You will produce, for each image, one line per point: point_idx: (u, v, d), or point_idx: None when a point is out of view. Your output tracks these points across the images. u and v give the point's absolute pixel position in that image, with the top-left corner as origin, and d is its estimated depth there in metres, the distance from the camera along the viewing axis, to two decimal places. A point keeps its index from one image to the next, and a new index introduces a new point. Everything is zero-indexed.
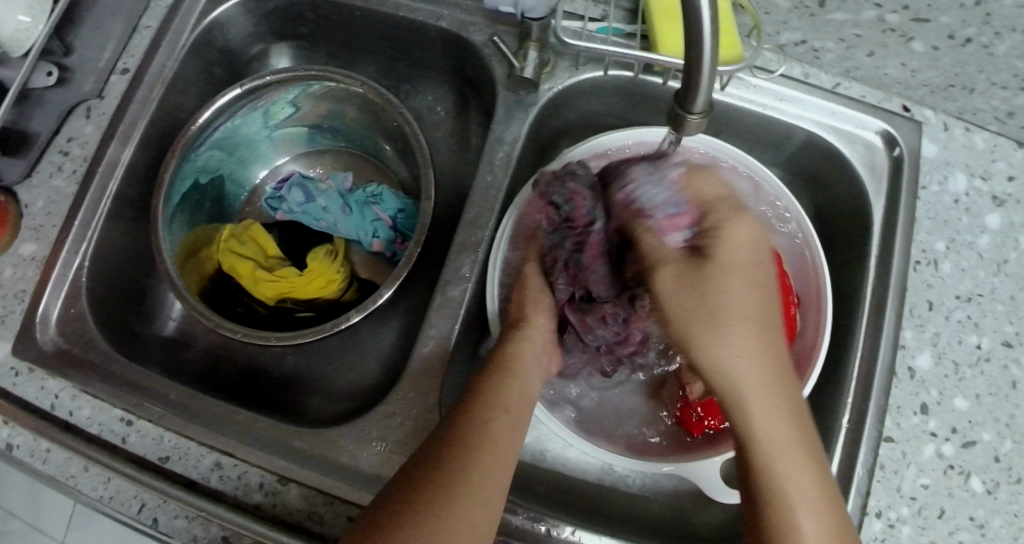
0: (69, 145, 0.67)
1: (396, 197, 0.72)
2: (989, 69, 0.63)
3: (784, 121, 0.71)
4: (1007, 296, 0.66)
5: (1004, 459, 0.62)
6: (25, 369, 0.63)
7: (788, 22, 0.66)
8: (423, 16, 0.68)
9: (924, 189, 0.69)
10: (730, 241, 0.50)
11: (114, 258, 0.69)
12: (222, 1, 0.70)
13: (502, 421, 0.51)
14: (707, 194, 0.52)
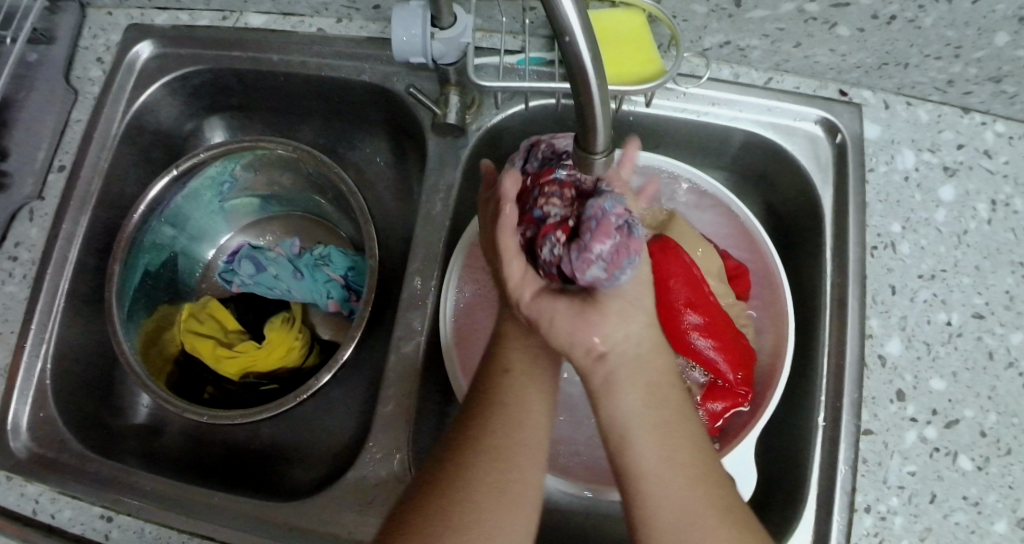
0: (16, 249, 0.68)
1: (344, 256, 0.73)
2: (919, 43, 0.62)
3: (721, 125, 0.70)
4: (971, 267, 0.66)
5: (990, 433, 0.62)
6: (3, 478, 0.63)
7: (707, 27, 0.65)
8: (346, 72, 0.68)
9: (872, 171, 0.68)
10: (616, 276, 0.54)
11: (77, 356, 0.69)
12: (147, 86, 0.71)
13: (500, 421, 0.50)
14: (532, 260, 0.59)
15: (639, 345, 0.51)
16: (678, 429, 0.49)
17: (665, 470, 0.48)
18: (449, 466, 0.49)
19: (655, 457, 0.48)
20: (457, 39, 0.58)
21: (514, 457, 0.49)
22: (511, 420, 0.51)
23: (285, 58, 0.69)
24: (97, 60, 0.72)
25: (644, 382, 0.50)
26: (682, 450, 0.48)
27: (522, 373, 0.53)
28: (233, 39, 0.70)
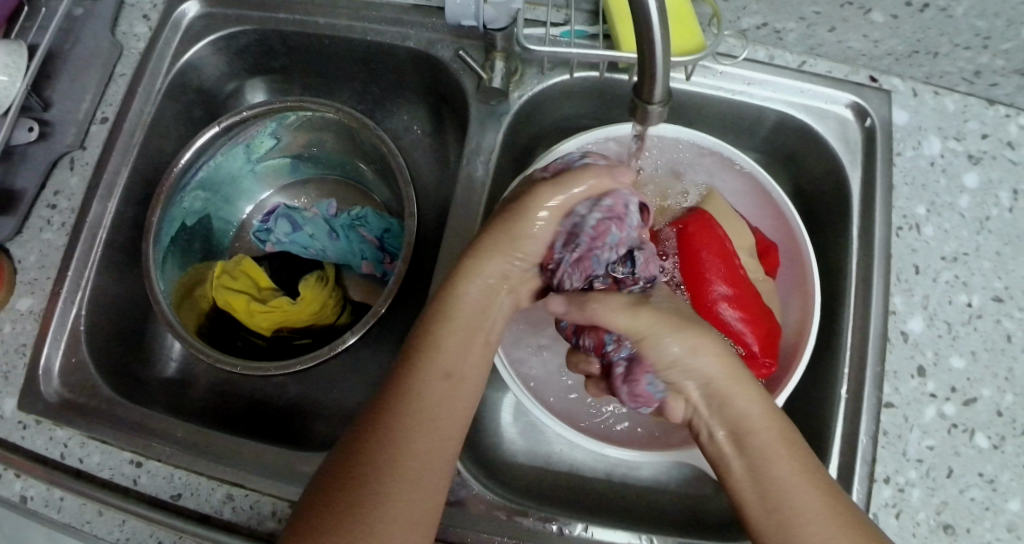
0: (56, 198, 0.69)
1: (380, 218, 0.74)
2: (950, 32, 0.64)
3: (754, 104, 0.72)
4: (992, 252, 0.67)
5: (1006, 413, 0.63)
6: (32, 422, 0.63)
7: (747, 8, 0.67)
8: (390, 38, 0.70)
9: (899, 155, 0.70)
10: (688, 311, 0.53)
11: (112, 305, 0.70)
12: (192, 43, 0.72)
13: (437, 385, 0.51)
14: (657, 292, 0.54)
15: (727, 386, 0.50)
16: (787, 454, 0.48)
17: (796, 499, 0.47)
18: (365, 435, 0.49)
19: (783, 482, 0.47)
20: (509, 5, 0.59)
21: (426, 449, 0.49)
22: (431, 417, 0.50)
23: (330, 22, 0.71)
24: (143, 17, 0.73)
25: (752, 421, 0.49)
26: (797, 483, 0.47)
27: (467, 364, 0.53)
28: (279, 1, 0.71)
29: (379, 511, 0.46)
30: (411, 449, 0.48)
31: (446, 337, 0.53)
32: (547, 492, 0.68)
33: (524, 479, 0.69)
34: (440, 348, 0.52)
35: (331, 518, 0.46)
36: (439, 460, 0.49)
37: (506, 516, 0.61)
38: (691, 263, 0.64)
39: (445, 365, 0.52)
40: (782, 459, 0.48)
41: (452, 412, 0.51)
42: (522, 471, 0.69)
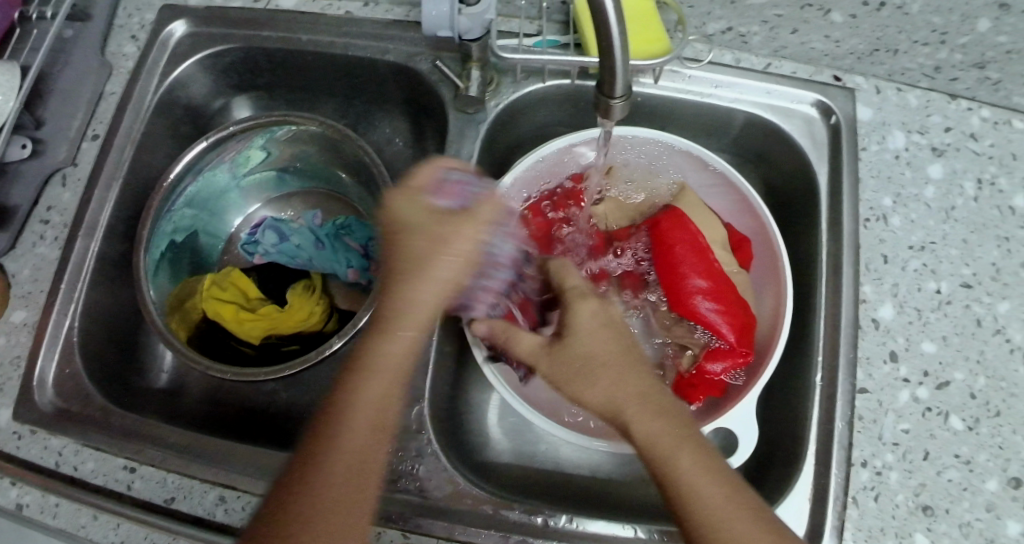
0: (49, 213, 0.71)
1: (364, 227, 0.77)
2: (907, 29, 0.66)
3: (723, 106, 0.75)
4: (959, 240, 0.69)
5: (979, 395, 0.65)
6: (27, 431, 0.64)
7: (711, 13, 0.70)
8: (370, 52, 0.73)
9: (865, 150, 0.72)
10: (597, 333, 0.58)
11: (105, 317, 0.71)
12: (179, 62, 0.75)
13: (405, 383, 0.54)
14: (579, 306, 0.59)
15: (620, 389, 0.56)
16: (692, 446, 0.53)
17: (698, 483, 0.51)
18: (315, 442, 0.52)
19: (691, 469, 0.51)
20: (482, 16, 0.62)
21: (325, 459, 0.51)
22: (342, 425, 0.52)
23: (312, 38, 0.73)
24: (131, 38, 0.76)
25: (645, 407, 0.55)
26: (698, 467, 0.52)
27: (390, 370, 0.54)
28: (263, 19, 0.74)
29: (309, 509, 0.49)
30: (331, 459, 0.51)
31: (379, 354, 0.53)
32: (533, 489, 0.69)
33: (510, 477, 0.70)
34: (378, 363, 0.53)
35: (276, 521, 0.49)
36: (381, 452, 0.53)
37: (493, 510, 0.62)
38: (665, 256, 0.67)
39: (381, 375, 0.53)
40: (694, 451, 0.52)
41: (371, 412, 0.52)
42: (508, 469, 0.71)
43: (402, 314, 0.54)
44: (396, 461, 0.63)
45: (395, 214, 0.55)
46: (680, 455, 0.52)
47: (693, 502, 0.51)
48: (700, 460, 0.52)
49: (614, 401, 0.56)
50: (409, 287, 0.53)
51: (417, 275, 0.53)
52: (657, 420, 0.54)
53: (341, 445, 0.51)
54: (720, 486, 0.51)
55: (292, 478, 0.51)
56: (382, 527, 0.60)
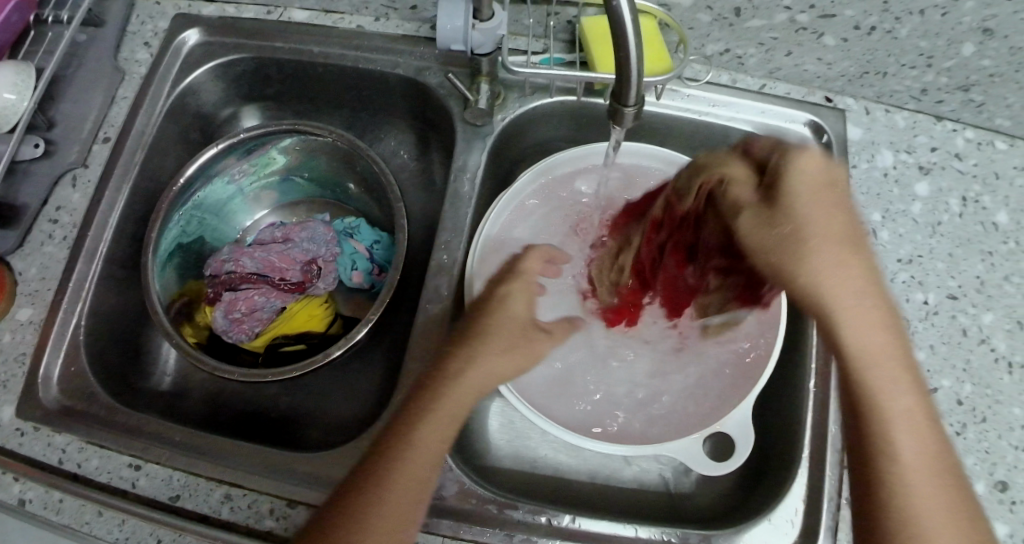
0: (58, 213, 0.71)
1: (372, 230, 0.78)
2: (896, 52, 0.70)
3: (720, 124, 0.77)
4: (945, 254, 0.73)
5: (966, 402, 0.68)
6: (31, 428, 0.64)
7: (710, 35, 0.73)
8: (381, 65, 0.75)
9: (855, 168, 0.75)
10: (802, 181, 0.52)
11: (110, 318, 0.72)
12: (192, 70, 0.76)
13: (443, 425, 0.54)
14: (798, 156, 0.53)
15: (867, 318, 0.52)
16: (901, 375, 0.52)
17: (906, 430, 0.51)
18: (357, 484, 0.53)
19: (901, 412, 0.51)
20: (494, 31, 0.64)
21: (372, 502, 0.52)
22: (388, 477, 0.52)
23: (325, 50, 0.75)
24: (144, 44, 0.77)
25: (870, 325, 0.52)
26: (911, 413, 0.51)
27: (466, 395, 0.55)
28: (277, 31, 0.76)
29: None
30: (401, 484, 0.52)
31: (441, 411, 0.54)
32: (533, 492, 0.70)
33: (513, 480, 0.71)
34: (429, 423, 0.54)
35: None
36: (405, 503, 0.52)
37: (497, 510, 0.63)
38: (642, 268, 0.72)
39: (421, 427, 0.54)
40: (902, 378, 0.52)
41: (425, 445, 0.53)
42: (510, 473, 0.72)
43: (455, 370, 0.56)
44: None
45: (497, 304, 0.59)
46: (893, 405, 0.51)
47: (895, 447, 0.51)
48: (904, 400, 0.52)
49: (854, 306, 0.51)
50: (483, 353, 0.56)
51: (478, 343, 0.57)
52: (890, 354, 0.52)
53: (402, 453, 0.53)
54: (927, 447, 0.51)
55: (347, 497, 0.52)
56: None
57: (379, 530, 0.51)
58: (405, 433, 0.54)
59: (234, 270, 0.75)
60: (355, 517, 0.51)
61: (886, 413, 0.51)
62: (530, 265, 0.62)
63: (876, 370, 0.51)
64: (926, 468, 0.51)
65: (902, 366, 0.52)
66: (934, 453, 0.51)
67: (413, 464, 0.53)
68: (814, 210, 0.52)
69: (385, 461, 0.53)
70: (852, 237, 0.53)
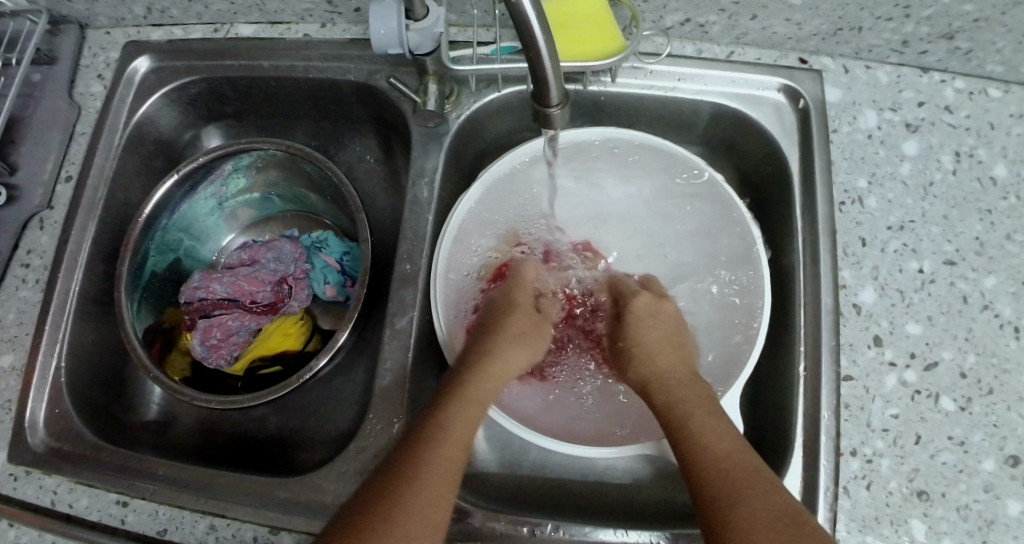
0: (29, 256, 0.72)
1: (340, 242, 0.78)
2: (869, 5, 0.65)
3: (688, 99, 0.73)
4: (939, 216, 0.68)
5: (970, 374, 0.64)
6: (22, 473, 0.66)
7: (666, 7, 0.69)
8: (332, 73, 0.73)
9: (835, 132, 0.71)
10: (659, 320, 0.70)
11: (91, 356, 0.72)
12: (146, 97, 0.75)
13: (481, 405, 0.60)
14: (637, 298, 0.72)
15: (676, 380, 0.63)
16: (704, 413, 0.59)
17: (719, 456, 0.55)
18: (408, 447, 0.55)
19: (713, 448, 0.56)
20: (431, 29, 0.62)
21: (433, 452, 0.55)
22: (443, 437, 0.56)
23: (274, 64, 0.74)
24: (98, 76, 0.77)
25: (679, 379, 0.63)
26: (723, 450, 0.55)
27: (494, 381, 0.63)
28: (225, 49, 0.75)
29: (403, 494, 0.52)
30: (450, 449, 0.55)
31: (480, 392, 0.61)
32: (523, 495, 0.69)
33: (502, 485, 0.70)
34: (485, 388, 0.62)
35: (378, 506, 0.51)
36: (458, 461, 0.55)
37: (480, 523, 0.62)
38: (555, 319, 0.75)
39: (475, 398, 0.60)
40: (705, 415, 0.59)
41: (473, 417, 0.59)
42: (498, 479, 0.70)
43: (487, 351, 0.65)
44: None
45: (500, 307, 0.70)
46: (707, 442, 0.56)
47: (713, 487, 0.54)
48: (720, 441, 0.56)
49: (663, 376, 0.64)
50: (497, 343, 0.66)
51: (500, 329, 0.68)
52: (681, 395, 0.61)
53: (460, 403, 0.59)
54: (748, 476, 0.54)
55: (400, 461, 0.54)
56: None
57: (431, 491, 0.53)
58: (456, 405, 0.59)
59: (205, 296, 0.74)
60: (409, 475, 0.53)
61: (702, 447, 0.56)
62: (518, 288, 0.73)
63: (676, 412, 0.60)
64: (746, 493, 0.53)
65: (709, 418, 0.58)
66: (745, 479, 0.53)
67: (458, 432, 0.57)
68: (654, 333, 0.68)
69: (438, 418, 0.57)
70: (679, 339, 0.69)
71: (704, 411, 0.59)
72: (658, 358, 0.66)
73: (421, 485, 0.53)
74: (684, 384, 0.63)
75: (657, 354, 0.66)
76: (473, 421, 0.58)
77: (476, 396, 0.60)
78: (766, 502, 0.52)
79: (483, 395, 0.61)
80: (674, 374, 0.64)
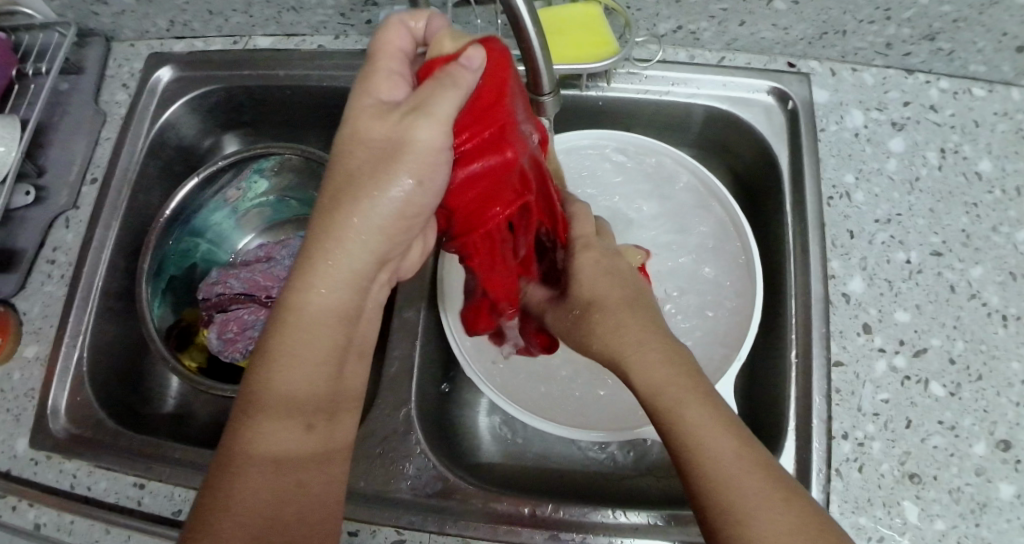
0: (55, 253, 0.76)
1: None
2: (851, 9, 0.68)
3: (681, 102, 0.77)
4: (926, 210, 0.70)
5: (959, 360, 0.65)
6: (44, 457, 0.69)
7: (659, 14, 0.72)
8: (343, 81, 0.77)
9: (823, 131, 0.74)
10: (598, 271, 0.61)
11: (111, 348, 0.76)
12: (168, 105, 0.80)
13: (307, 350, 0.51)
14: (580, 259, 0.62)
15: (627, 335, 0.55)
16: (696, 393, 0.51)
17: (722, 448, 0.49)
18: (226, 454, 0.50)
19: (710, 436, 0.49)
20: None
21: (252, 458, 0.49)
22: (258, 431, 0.50)
23: (289, 72, 0.78)
24: (122, 86, 0.82)
25: (650, 346, 0.54)
26: (715, 433, 0.49)
27: (333, 284, 0.51)
28: (243, 59, 0.79)
29: (232, 510, 0.48)
30: (272, 446, 0.50)
31: (310, 335, 0.51)
32: (524, 481, 0.71)
33: (504, 472, 0.72)
34: (316, 302, 0.51)
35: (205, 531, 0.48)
36: (293, 453, 0.50)
37: (481, 504, 0.63)
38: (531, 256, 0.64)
39: (294, 348, 0.51)
40: (698, 395, 0.51)
41: (297, 377, 0.51)
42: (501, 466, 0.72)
43: (321, 251, 0.51)
44: (386, 461, 0.65)
45: (359, 135, 0.50)
46: (689, 417, 0.50)
47: (717, 481, 0.48)
48: (712, 423, 0.50)
49: (621, 333, 0.56)
50: (343, 211, 0.50)
51: (328, 252, 0.51)
52: (666, 378, 0.52)
53: (275, 391, 0.50)
54: (752, 465, 0.48)
55: (221, 476, 0.49)
56: (375, 525, 0.63)
57: (264, 499, 0.49)
58: (272, 374, 0.50)
59: (222, 292, 0.78)
60: (229, 491, 0.49)
61: (704, 441, 0.49)
62: (384, 65, 0.51)
63: (669, 393, 0.51)
64: (741, 483, 0.48)
65: (697, 400, 0.51)
66: (742, 461, 0.48)
67: (282, 419, 0.50)
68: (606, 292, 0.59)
69: (261, 409, 0.50)
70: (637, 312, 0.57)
71: (697, 397, 0.51)
72: (623, 322, 0.56)
73: (250, 496, 0.49)
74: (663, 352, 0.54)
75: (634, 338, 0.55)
76: (290, 397, 0.51)
77: (302, 338, 0.51)
78: (767, 484, 0.48)
79: (317, 323, 0.51)
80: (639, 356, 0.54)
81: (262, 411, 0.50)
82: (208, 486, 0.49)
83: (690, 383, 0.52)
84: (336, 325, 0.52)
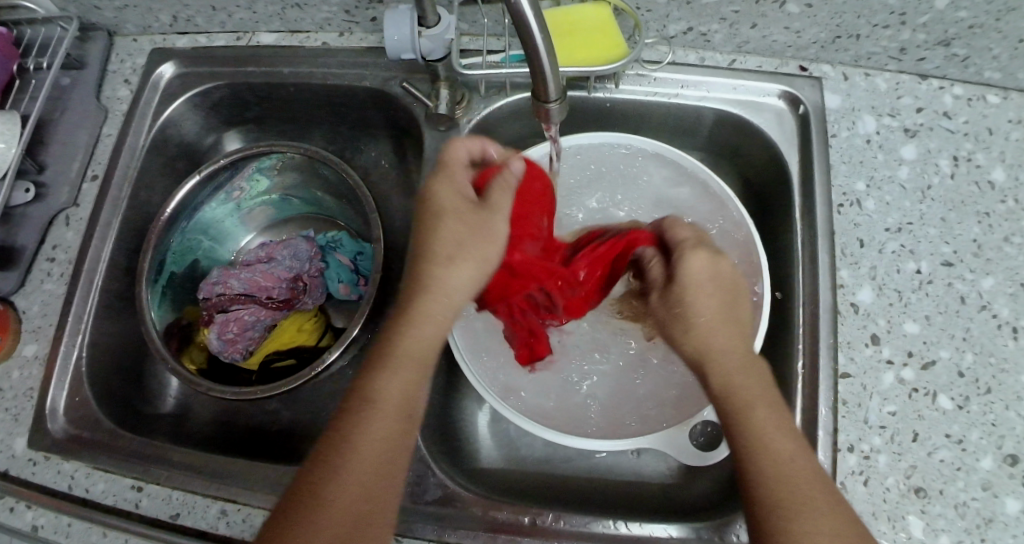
0: (54, 251, 0.75)
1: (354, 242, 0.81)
2: (866, 13, 0.67)
3: (691, 105, 0.76)
4: (937, 218, 0.69)
5: (968, 373, 0.64)
6: (42, 457, 0.68)
7: (670, 16, 0.71)
8: (348, 80, 0.76)
9: (835, 137, 0.73)
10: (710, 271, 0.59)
11: (111, 347, 0.75)
12: (170, 102, 0.79)
13: (389, 404, 0.54)
14: (692, 258, 0.59)
15: (716, 336, 0.57)
16: (762, 401, 0.53)
17: (774, 453, 0.51)
18: (295, 489, 0.51)
19: (773, 441, 0.52)
20: (442, 36, 0.65)
21: (322, 492, 0.51)
22: (335, 466, 0.52)
23: (293, 70, 0.77)
24: (124, 81, 0.80)
25: (726, 342, 0.56)
26: (782, 443, 0.52)
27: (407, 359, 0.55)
28: (247, 56, 0.78)
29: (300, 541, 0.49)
30: (336, 488, 0.51)
31: (384, 395, 0.54)
32: (526, 488, 0.70)
33: (506, 478, 0.71)
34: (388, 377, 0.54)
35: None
36: (355, 493, 0.51)
37: (482, 513, 0.63)
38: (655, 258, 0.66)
39: (376, 395, 0.54)
40: (761, 403, 0.53)
41: (375, 422, 0.53)
42: (503, 473, 0.72)
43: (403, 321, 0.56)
44: None
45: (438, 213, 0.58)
46: (756, 416, 0.53)
47: (789, 495, 0.50)
48: (778, 429, 0.53)
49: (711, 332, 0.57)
50: (421, 302, 0.57)
51: (417, 314, 0.57)
52: (750, 382, 0.54)
53: (373, 415, 0.53)
54: (806, 474, 0.51)
55: (291, 505, 0.51)
56: None
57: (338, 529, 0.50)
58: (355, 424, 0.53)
59: (223, 291, 0.77)
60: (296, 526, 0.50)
61: (769, 441, 0.52)
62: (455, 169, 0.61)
63: (737, 402, 0.53)
64: (802, 491, 0.50)
65: (762, 388, 0.54)
66: (798, 472, 0.51)
67: (366, 457, 0.52)
68: (703, 298, 0.58)
69: (339, 447, 0.52)
70: (723, 312, 0.58)
71: (768, 401, 0.54)
72: (710, 323, 0.57)
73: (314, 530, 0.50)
74: (739, 353, 0.56)
75: (703, 320, 0.57)
76: (360, 435, 0.53)
77: (366, 398, 0.54)
78: (823, 499, 0.50)
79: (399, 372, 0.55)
80: (713, 328, 0.57)
81: (361, 420, 0.53)
82: (281, 519, 0.51)
83: (761, 389, 0.54)
84: (413, 383, 0.55)
